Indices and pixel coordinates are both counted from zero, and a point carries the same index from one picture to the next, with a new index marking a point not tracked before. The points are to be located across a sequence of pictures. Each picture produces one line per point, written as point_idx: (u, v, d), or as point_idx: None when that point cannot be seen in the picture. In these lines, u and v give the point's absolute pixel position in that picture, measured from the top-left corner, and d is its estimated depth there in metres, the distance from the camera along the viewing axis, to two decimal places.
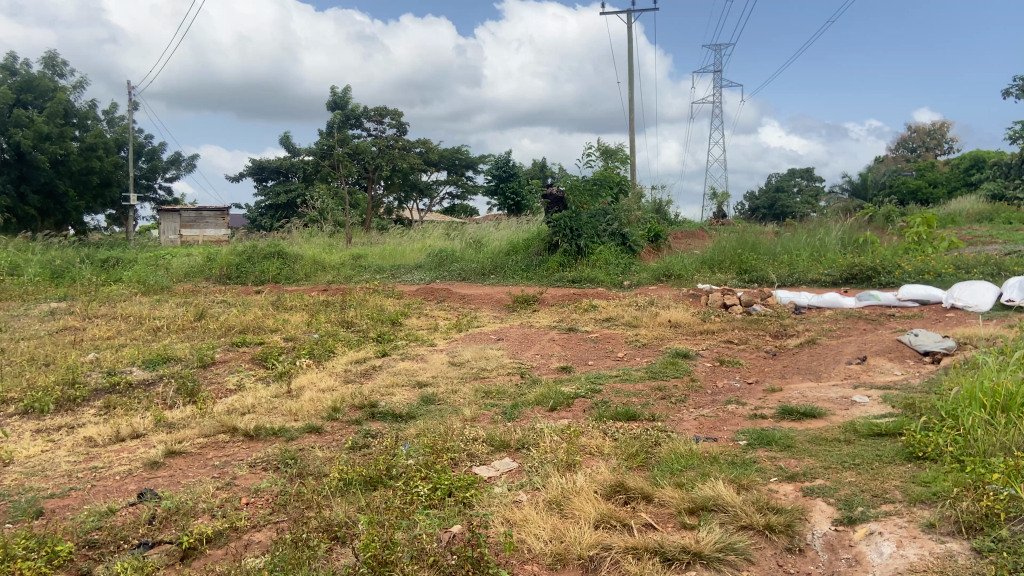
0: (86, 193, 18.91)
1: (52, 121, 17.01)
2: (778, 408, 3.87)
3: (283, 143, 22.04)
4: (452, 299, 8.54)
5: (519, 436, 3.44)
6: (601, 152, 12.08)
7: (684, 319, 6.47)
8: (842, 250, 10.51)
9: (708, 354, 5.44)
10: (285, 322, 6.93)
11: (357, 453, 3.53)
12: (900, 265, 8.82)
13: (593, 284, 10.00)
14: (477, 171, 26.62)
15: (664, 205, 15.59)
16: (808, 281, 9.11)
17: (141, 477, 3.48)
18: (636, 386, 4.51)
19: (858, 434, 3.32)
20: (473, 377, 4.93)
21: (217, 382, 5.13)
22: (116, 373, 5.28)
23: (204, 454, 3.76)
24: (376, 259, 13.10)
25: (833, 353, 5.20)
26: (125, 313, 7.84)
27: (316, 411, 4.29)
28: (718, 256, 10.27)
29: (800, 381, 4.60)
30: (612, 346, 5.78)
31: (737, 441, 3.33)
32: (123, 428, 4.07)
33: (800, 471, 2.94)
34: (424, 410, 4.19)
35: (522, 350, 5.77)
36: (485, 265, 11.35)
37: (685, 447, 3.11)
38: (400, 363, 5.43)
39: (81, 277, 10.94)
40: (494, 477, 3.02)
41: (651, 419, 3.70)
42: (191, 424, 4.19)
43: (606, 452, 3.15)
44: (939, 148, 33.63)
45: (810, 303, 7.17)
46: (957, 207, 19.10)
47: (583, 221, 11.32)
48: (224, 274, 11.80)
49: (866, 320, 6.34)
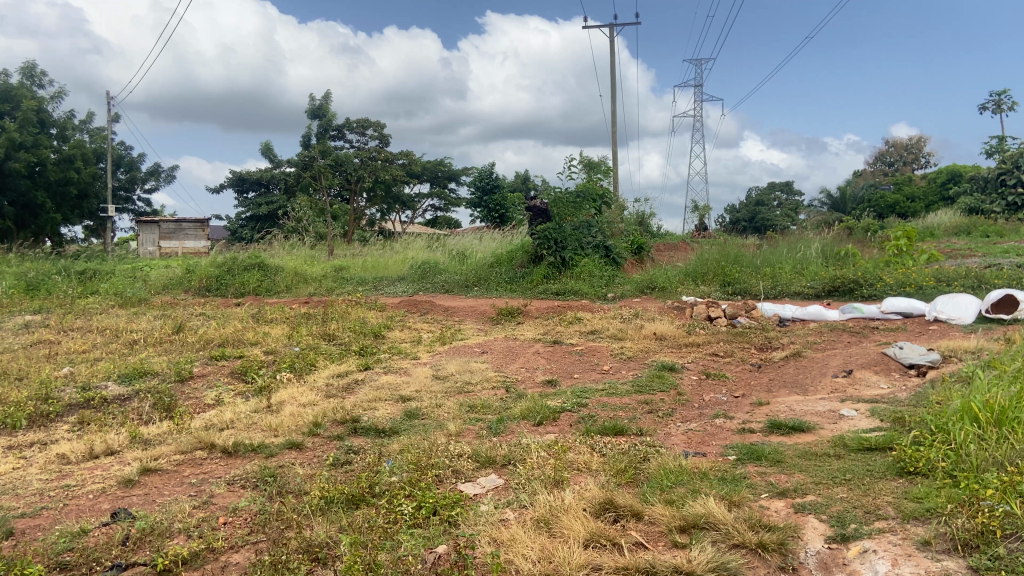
0: (64, 204, 18.68)
1: (30, 130, 16.84)
2: (766, 422, 3.82)
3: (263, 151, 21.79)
4: (436, 311, 8.46)
5: (505, 452, 3.37)
6: (584, 165, 12.06)
7: (669, 332, 6.44)
8: (824, 263, 10.54)
9: (694, 367, 5.40)
10: (265, 335, 6.82)
11: (339, 471, 3.44)
12: (882, 278, 8.86)
13: (578, 296, 9.97)
14: (460, 183, 26.59)
15: (647, 217, 15.63)
16: (791, 293, 9.12)
17: (115, 496, 3.38)
18: (623, 400, 4.46)
19: (849, 448, 3.28)
20: (457, 391, 4.85)
21: (194, 397, 5.02)
22: (91, 387, 5.16)
23: (181, 471, 3.65)
24: (359, 271, 13.00)
25: (820, 366, 5.18)
26: (101, 326, 7.70)
27: (297, 426, 4.20)
28: (702, 268, 10.28)
29: (787, 394, 4.56)
30: (598, 359, 5.73)
31: (726, 456, 3.27)
32: (97, 444, 3.96)
33: (792, 486, 2.90)
34: (407, 425, 4.11)
35: (507, 363, 5.70)
36: (468, 277, 11.29)
37: (674, 463, 3.05)
38: (384, 377, 5.35)
39: (57, 289, 10.77)
40: (481, 494, 2.95)
41: (639, 433, 3.65)
42: (168, 440, 4.09)
43: (593, 468, 3.08)
44: (916, 162, 34.06)
45: (795, 315, 7.15)
46: (934, 221, 19.29)
47: (567, 233, 11.29)
48: (203, 286, 11.66)
49: (851, 333, 6.33)
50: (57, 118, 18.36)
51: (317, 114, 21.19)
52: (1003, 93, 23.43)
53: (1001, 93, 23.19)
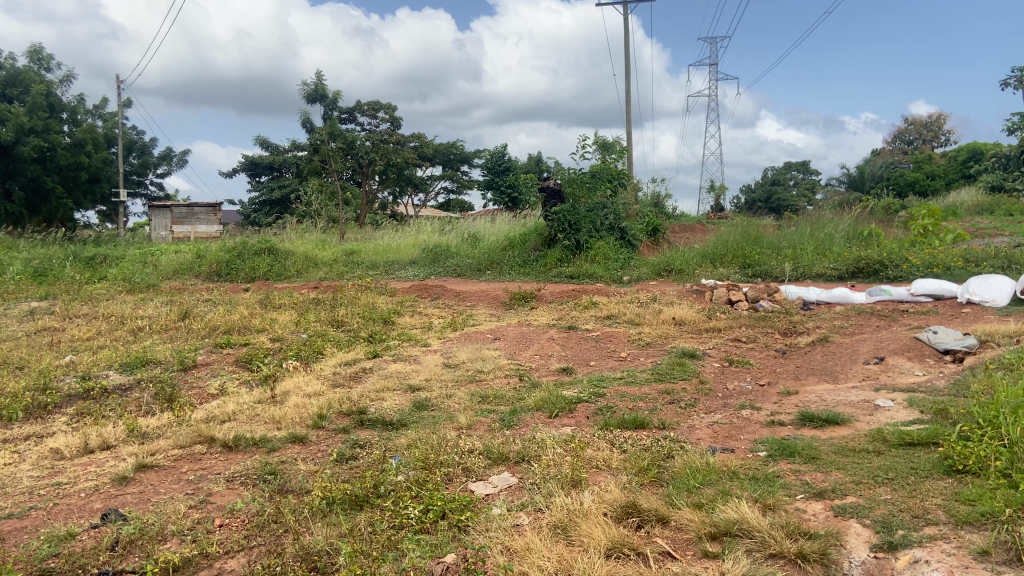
0: (75, 189, 18.58)
1: (39, 115, 16.74)
2: (797, 413, 3.59)
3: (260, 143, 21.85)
4: (447, 296, 8.24)
5: (519, 448, 3.16)
6: (597, 146, 11.74)
7: (689, 316, 6.19)
8: (846, 243, 10.24)
9: (715, 354, 5.16)
10: (273, 322, 6.63)
11: (344, 467, 3.25)
12: (907, 258, 8.55)
13: (593, 280, 9.73)
14: (472, 165, 26.34)
15: (662, 199, 15.36)
16: (813, 275, 8.85)
17: (108, 495, 3.20)
18: (642, 389, 4.23)
19: (888, 444, 3.05)
20: (468, 380, 4.65)
21: (198, 387, 4.84)
22: (91, 377, 4.98)
23: (178, 467, 3.47)
24: (370, 255, 12.80)
25: (849, 352, 4.92)
26: (106, 312, 7.54)
27: (301, 418, 4.00)
28: (720, 250, 10.02)
29: (817, 383, 4.32)
30: (615, 345, 5.52)
31: (757, 452, 3.05)
32: (92, 438, 3.77)
33: (829, 486, 2.67)
34: (416, 417, 3.90)
35: (520, 350, 5.49)
36: (481, 260, 11.07)
37: (702, 460, 2.83)
38: (392, 365, 5.15)
39: (65, 275, 10.64)
40: (493, 495, 2.74)
41: (662, 427, 3.42)
42: (167, 433, 3.90)
43: (613, 466, 2.87)
44: (936, 140, 33.39)
45: (819, 298, 6.87)
46: (956, 200, 18.86)
47: (581, 214, 11.03)
48: (213, 271, 11.51)
49: (879, 316, 6.06)
50: (66, 102, 18.25)
51: (313, 98, 20.80)
52: None
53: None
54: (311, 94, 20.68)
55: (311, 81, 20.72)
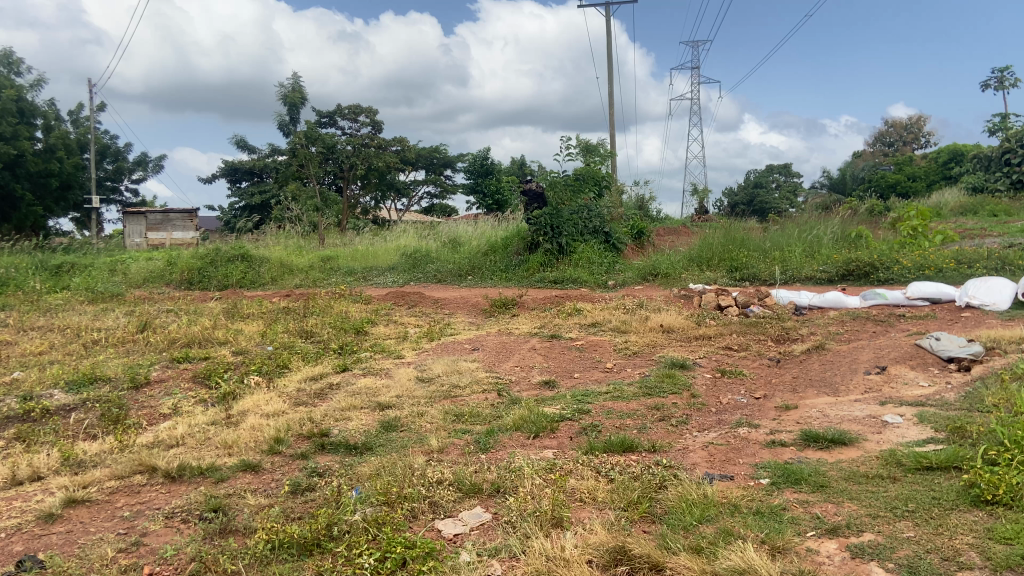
0: (46, 196, 18.07)
1: (7, 120, 16.23)
2: (799, 432, 3.27)
3: (238, 144, 21.43)
4: (425, 304, 7.90)
5: (493, 478, 2.83)
6: (580, 147, 11.41)
7: (677, 323, 5.88)
8: (835, 245, 9.99)
9: (706, 364, 4.85)
10: (237, 333, 6.26)
11: (297, 501, 2.90)
12: (899, 260, 8.31)
13: (577, 284, 9.44)
14: (455, 169, 26.00)
15: (646, 202, 15.10)
16: (803, 278, 8.56)
17: (30, 536, 2.82)
18: (630, 405, 3.90)
19: (904, 468, 2.74)
20: (443, 396, 4.31)
21: (149, 407, 4.47)
22: (34, 397, 4.58)
23: (113, 501, 3.10)
24: (347, 260, 12.43)
25: (848, 359, 4.61)
26: (63, 324, 7.13)
27: (256, 443, 3.65)
28: (706, 252, 9.77)
29: (817, 396, 4.01)
30: (600, 355, 5.20)
31: (758, 479, 2.72)
32: (21, 468, 3.38)
33: (842, 521, 2.36)
34: (383, 440, 3.56)
35: (500, 361, 5.16)
36: (461, 265, 10.75)
37: (698, 492, 2.50)
38: (361, 380, 4.79)
39: (25, 285, 10.19)
40: (463, 535, 2.40)
41: (652, 449, 3.09)
42: (106, 461, 3.53)
43: (599, 499, 2.54)
44: (916, 142, 33.41)
45: (812, 302, 6.57)
46: (937, 200, 18.77)
47: (563, 217, 10.70)
48: (184, 279, 11.10)
49: (875, 322, 5.78)
50: (38, 107, 17.77)
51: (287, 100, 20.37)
52: (1006, 70, 22.88)
53: (1003, 69, 22.62)
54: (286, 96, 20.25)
55: (287, 82, 20.36)
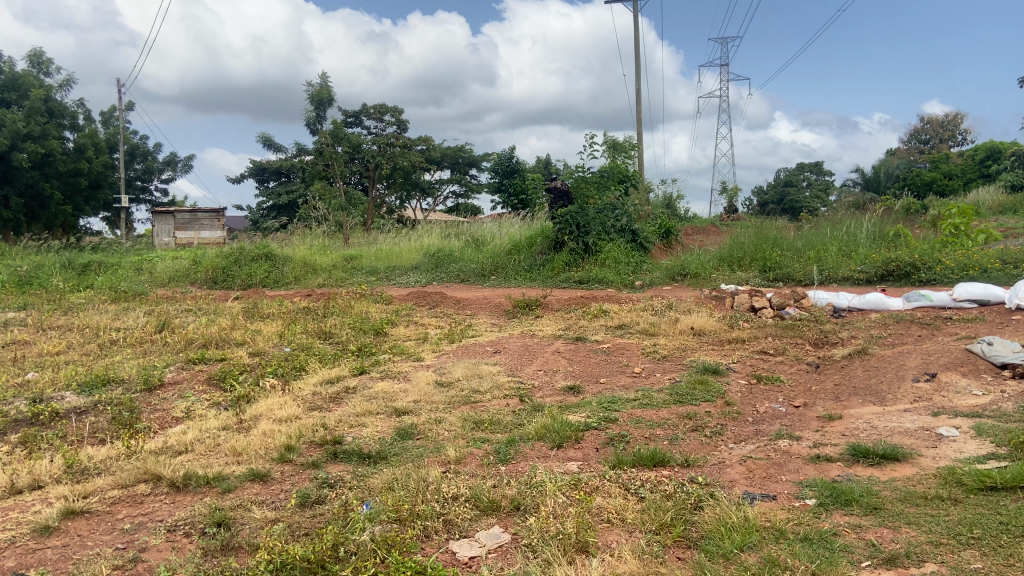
0: (75, 196, 18.16)
1: (36, 120, 16.33)
2: (845, 445, 3.03)
3: (264, 142, 21.44)
4: (447, 304, 7.71)
5: (512, 494, 2.61)
6: (607, 144, 11.14)
7: (709, 326, 5.63)
8: (873, 244, 9.63)
9: (740, 369, 4.59)
10: (256, 334, 6.11)
11: (304, 516, 2.71)
12: (941, 260, 7.97)
13: (603, 284, 9.21)
14: (480, 168, 25.83)
15: (674, 200, 14.80)
16: (839, 279, 8.24)
17: (24, 550, 2.65)
18: (660, 413, 3.67)
19: (965, 489, 2.48)
20: (461, 402, 4.10)
21: (161, 411, 4.32)
22: (44, 400, 4.44)
23: (114, 513, 2.94)
24: (370, 260, 12.29)
25: (895, 366, 4.33)
26: (83, 324, 7.04)
27: (266, 450, 3.47)
28: (738, 252, 9.49)
29: (861, 405, 3.75)
30: (627, 359, 4.97)
31: (803, 499, 2.49)
32: (21, 476, 3.23)
33: (901, 549, 2.11)
34: (398, 449, 3.37)
35: (522, 364, 4.94)
36: (485, 264, 10.55)
37: (739, 514, 2.27)
38: (378, 384, 4.60)
39: (50, 284, 10.16)
40: (479, 559, 2.20)
41: (685, 464, 2.86)
42: (110, 469, 3.37)
43: (629, 521, 2.32)
44: (953, 139, 32.56)
45: (851, 304, 6.27)
46: (977, 199, 18.18)
47: (590, 216, 10.47)
48: (209, 278, 11.03)
49: (920, 325, 5.48)
50: (67, 107, 17.86)
51: (315, 100, 20.32)
52: None
53: None
54: (314, 95, 20.21)
55: (315, 82, 20.31)
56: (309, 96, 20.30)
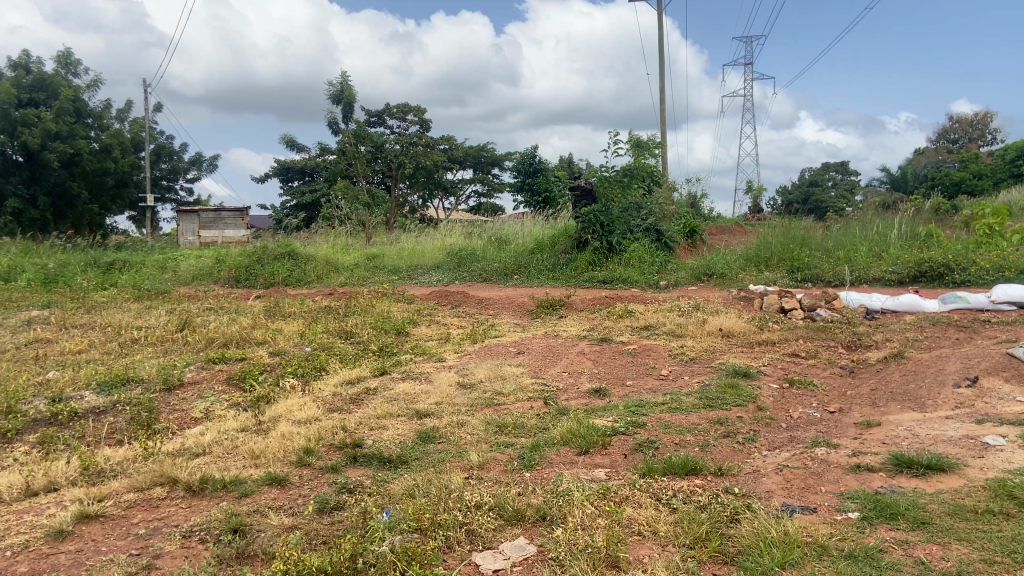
0: (102, 195, 18.26)
1: (64, 120, 16.43)
2: (886, 454, 2.89)
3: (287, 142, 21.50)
4: (469, 304, 7.61)
5: (538, 503, 2.51)
6: (631, 143, 10.97)
7: (738, 327, 5.49)
8: (904, 245, 9.40)
9: (772, 372, 4.46)
10: (277, 333, 6.05)
11: (322, 523, 2.62)
12: (977, 261, 7.75)
13: (627, 284, 9.08)
14: (503, 168, 25.75)
15: (699, 200, 14.61)
16: (870, 280, 8.04)
17: (37, 555, 2.58)
18: (690, 418, 3.54)
19: (1017, 502, 2.34)
20: (484, 404, 4.01)
21: (180, 411, 4.26)
22: (63, 399, 4.40)
23: (129, 517, 2.87)
24: (393, 259, 12.24)
25: (933, 370, 4.17)
26: (105, 322, 7.02)
27: (285, 453, 3.39)
28: (765, 252, 9.31)
29: (900, 411, 3.60)
30: (653, 361, 4.84)
31: (846, 512, 2.36)
32: (37, 478, 3.18)
33: (952, 568, 1.98)
34: (419, 453, 3.27)
35: (546, 366, 4.84)
36: (507, 264, 10.44)
37: (778, 529, 2.15)
38: (400, 385, 4.51)
39: (75, 282, 10.19)
40: (504, 572, 2.09)
41: (718, 473, 2.74)
42: (127, 472, 3.30)
43: (661, 534, 2.21)
44: (982, 138, 31.96)
45: (885, 306, 6.09)
46: (1009, 199, 17.78)
47: (614, 215, 10.33)
48: (232, 277, 11.02)
49: (957, 328, 5.31)
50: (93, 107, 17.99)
51: (337, 99, 20.33)
52: None
53: None
54: (336, 95, 20.21)
55: (337, 82, 20.30)
56: (332, 95, 20.30)
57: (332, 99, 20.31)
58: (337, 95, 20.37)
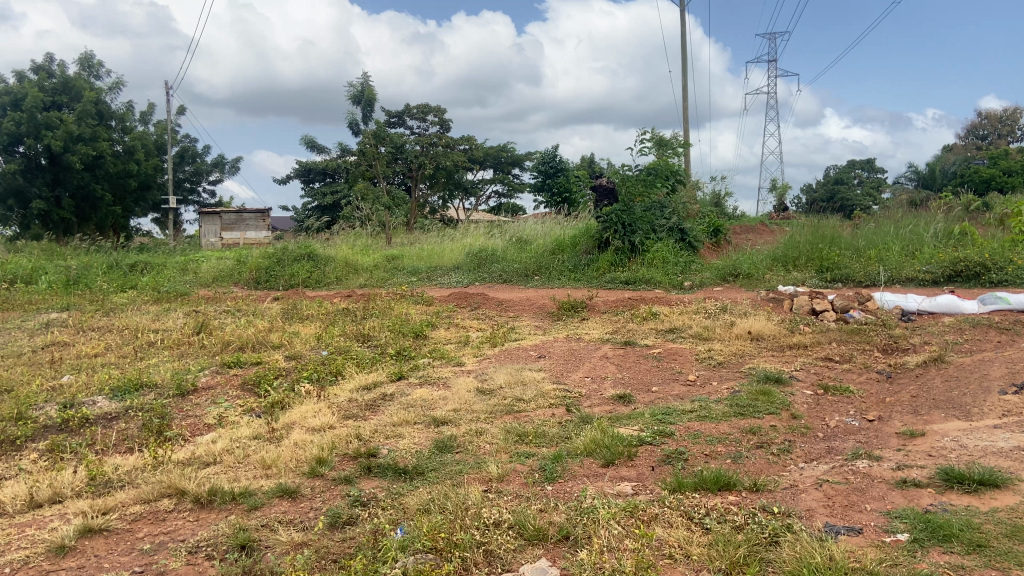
0: (125, 197, 18.35)
1: (87, 122, 16.51)
2: (934, 467, 2.70)
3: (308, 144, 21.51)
4: (489, 305, 7.48)
5: (561, 521, 2.35)
6: (654, 142, 10.78)
7: (768, 330, 5.30)
8: (937, 243, 9.12)
9: (805, 377, 4.26)
10: (293, 336, 5.94)
11: (333, 540, 2.49)
12: (1014, 260, 7.48)
13: (651, 285, 8.90)
14: (524, 168, 25.62)
15: (723, 198, 14.37)
16: (903, 279, 7.79)
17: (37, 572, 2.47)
18: (720, 427, 3.36)
19: None
20: (504, 411, 3.85)
21: (193, 417, 4.16)
22: (75, 405, 4.30)
23: (134, 532, 2.75)
24: (413, 260, 12.13)
25: (978, 375, 3.95)
26: (122, 325, 6.96)
27: (296, 463, 3.27)
28: (793, 251, 9.07)
29: (944, 420, 3.40)
30: (680, 366, 4.66)
31: (895, 533, 2.18)
32: (42, 489, 3.07)
33: None
34: (436, 463, 3.13)
35: (568, 371, 4.68)
36: (528, 265, 10.29)
37: (823, 553, 1.97)
38: (417, 391, 4.38)
39: (95, 284, 10.17)
40: None
41: (754, 488, 2.56)
42: (135, 482, 3.19)
43: (693, 557, 2.05)
44: (1012, 134, 31.32)
45: (921, 307, 5.86)
46: None
47: (636, 215, 10.15)
48: (252, 278, 10.96)
49: (998, 330, 5.07)
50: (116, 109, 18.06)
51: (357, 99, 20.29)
52: None
53: None
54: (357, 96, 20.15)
55: (358, 82, 20.23)
56: (352, 96, 20.22)
57: (353, 100, 20.25)
58: (358, 96, 20.32)
